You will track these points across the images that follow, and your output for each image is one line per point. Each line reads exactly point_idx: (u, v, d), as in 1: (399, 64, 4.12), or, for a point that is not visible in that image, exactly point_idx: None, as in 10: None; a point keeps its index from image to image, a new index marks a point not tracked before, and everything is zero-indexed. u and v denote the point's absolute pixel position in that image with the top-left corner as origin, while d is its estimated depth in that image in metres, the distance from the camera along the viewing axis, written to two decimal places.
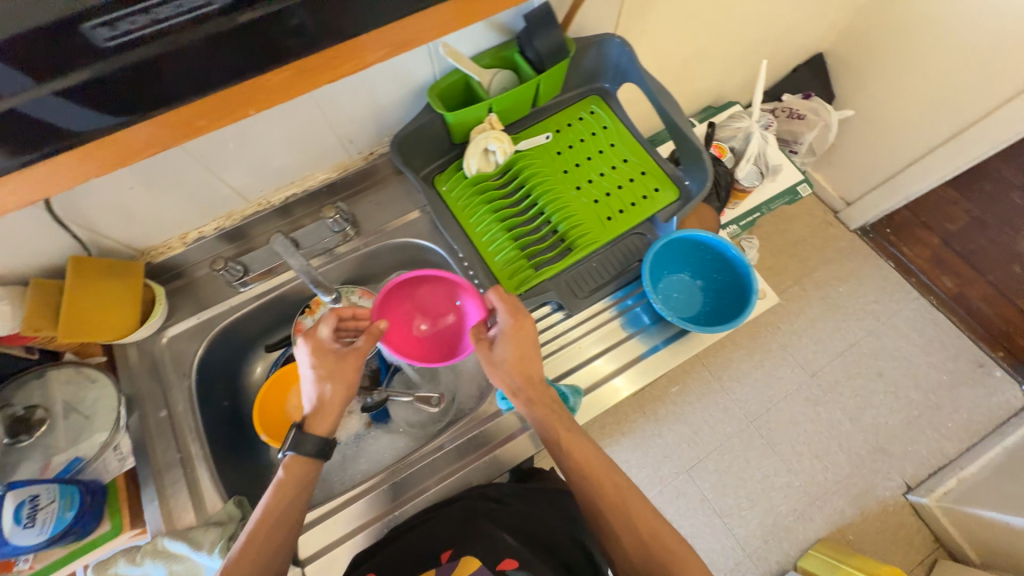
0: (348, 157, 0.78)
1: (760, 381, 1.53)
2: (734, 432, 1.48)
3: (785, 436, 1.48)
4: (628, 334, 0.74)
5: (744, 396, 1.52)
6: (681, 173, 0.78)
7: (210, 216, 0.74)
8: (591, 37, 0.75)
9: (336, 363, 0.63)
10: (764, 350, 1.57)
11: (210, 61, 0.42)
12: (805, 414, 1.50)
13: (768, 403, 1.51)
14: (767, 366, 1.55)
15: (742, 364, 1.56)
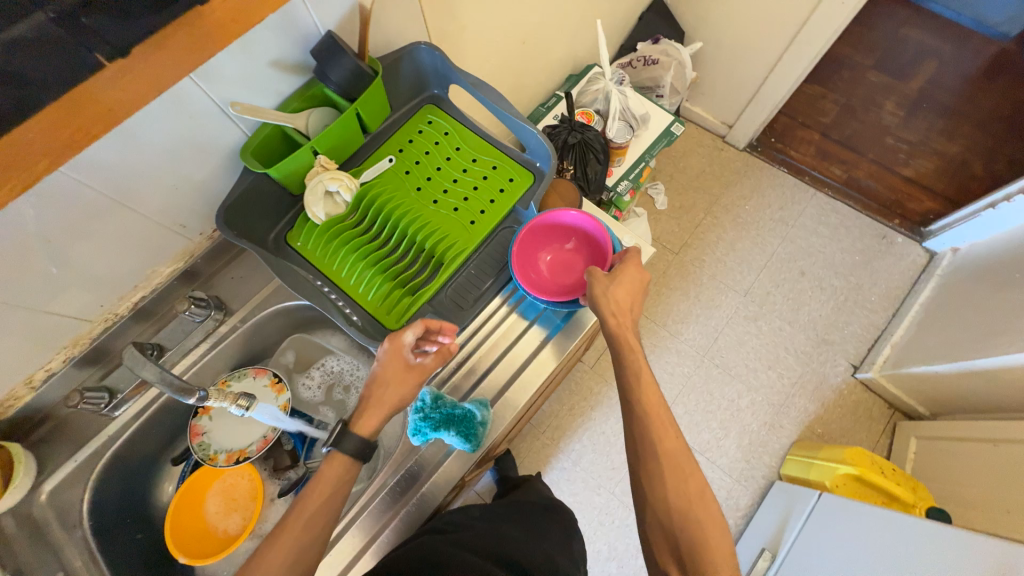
0: (190, 242, 0.72)
1: (702, 315, 1.59)
2: (692, 370, 1.53)
3: (738, 358, 1.54)
4: (527, 323, 0.76)
5: (692, 333, 1.57)
6: (531, 159, 0.78)
7: (51, 350, 0.65)
8: (397, 51, 0.72)
9: (399, 369, 0.63)
10: (697, 285, 1.62)
11: None
12: (749, 331, 1.57)
13: (715, 333, 1.57)
14: (704, 300, 1.60)
15: (680, 305, 1.60)
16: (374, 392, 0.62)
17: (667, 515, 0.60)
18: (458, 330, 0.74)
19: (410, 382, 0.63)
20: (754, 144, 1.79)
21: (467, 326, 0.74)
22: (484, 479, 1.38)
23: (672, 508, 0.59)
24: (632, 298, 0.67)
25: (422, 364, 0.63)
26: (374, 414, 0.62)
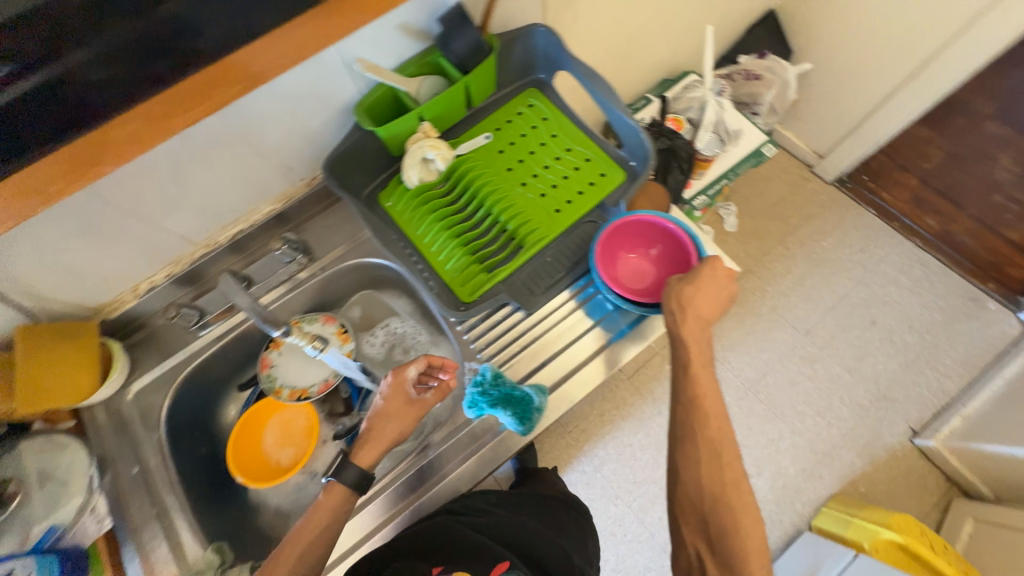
0: (291, 186, 0.77)
1: (755, 348, 1.52)
2: (734, 400, 1.47)
3: (785, 398, 1.47)
4: (590, 323, 0.73)
5: (740, 363, 1.51)
6: (626, 156, 0.76)
7: (159, 264, 0.72)
8: (515, 29, 0.72)
9: (401, 406, 0.66)
10: (754, 315, 1.55)
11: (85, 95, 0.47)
12: (804, 372, 1.49)
13: (766, 368, 1.50)
14: (759, 332, 1.54)
15: (732, 332, 1.54)
16: (376, 426, 0.64)
17: (701, 512, 0.57)
18: (525, 314, 0.73)
19: (410, 415, 0.66)
20: (843, 179, 1.67)
21: (535, 312, 0.72)
22: (506, 466, 1.39)
23: (707, 510, 0.57)
24: (706, 303, 0.63)
25: (423, 401, 0.66)
26: (375, 447, 0.64)
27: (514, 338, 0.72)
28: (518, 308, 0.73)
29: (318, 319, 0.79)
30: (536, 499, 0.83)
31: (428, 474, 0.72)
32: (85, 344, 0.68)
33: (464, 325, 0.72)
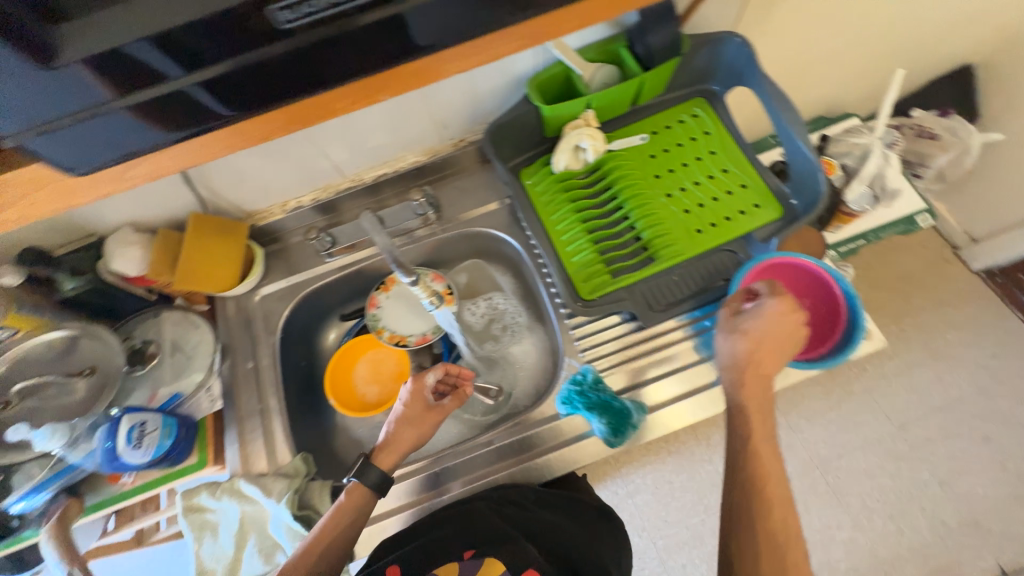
0: (439, 142, 0.80)
1: (835, 425, 1.22)
2: (796, 472, 1.18)
3: (856, 488, 1.16)
4: (698, 358, 0.67)
5: (814, 437, 1.21)
6: (788, 192, 0.70)
7: (310, 187, 0.79)
8: (707, 34, 0.69)
9: (420, 412, 0.65)
10: (844, 390, 1.24)
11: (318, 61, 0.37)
12: (884, 468, 1.17)
13: (841, 449, 1.19)
14: (845, 409, 1.22)
15: (814, 403, 1.24)
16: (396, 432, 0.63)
17: None
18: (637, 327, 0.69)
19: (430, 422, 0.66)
20: (993, 271, 1.36)
21: (649, 328, 0.68)
22: None
23: None
24: (778, 353, 0.58)
25: (440, 405, 0.66)
26: (395, 450, 0.63)
27: (619, 348, 0.68)
28: (631, 319, 0.69)
29: (428, 275, 0.77)
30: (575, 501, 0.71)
31: (458, 468, 0.68)
32: (236, 242, 0.74)
33: (572, 320, 0.71)
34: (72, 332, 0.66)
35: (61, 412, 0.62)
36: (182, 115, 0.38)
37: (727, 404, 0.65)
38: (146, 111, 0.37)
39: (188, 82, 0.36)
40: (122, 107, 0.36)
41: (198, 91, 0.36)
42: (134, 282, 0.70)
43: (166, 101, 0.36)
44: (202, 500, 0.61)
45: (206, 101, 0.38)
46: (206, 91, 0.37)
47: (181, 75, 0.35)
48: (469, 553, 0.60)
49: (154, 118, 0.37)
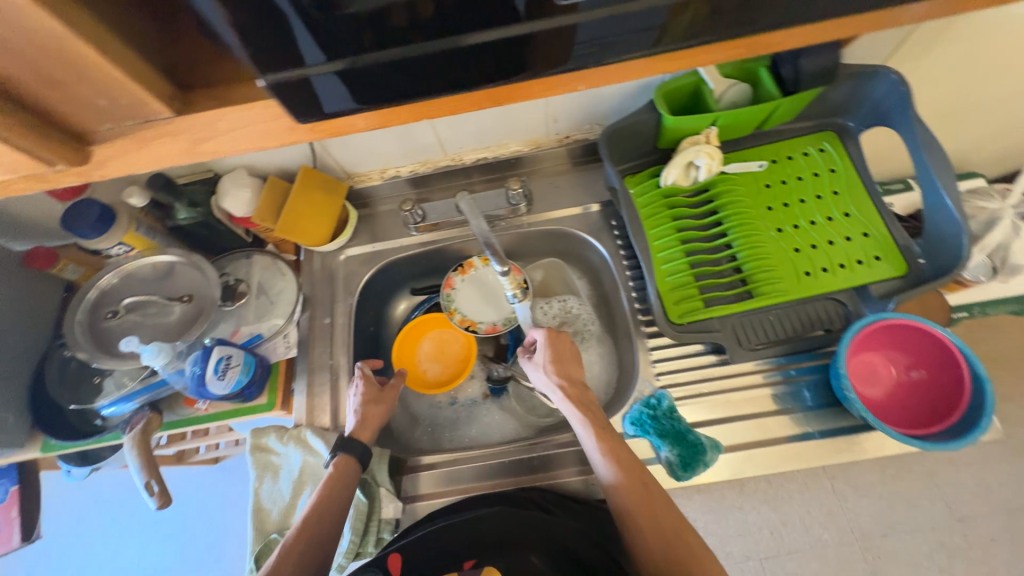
0: (545, 135, 0.79)
1: (885, 501, 1.09)
2: (832, 541, 1.09)
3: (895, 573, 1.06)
4: (780, 409, 0.64)
5: (861, 508, 1.09)
6: (918, 249, 0.64)
7: (411, 159, 0.80)
8: (861, 66, 0.63)
9: (377, 392, 0.67)
10: (898, 463, 1.11)
11: (562, 37, 0.30)
12: (932, 561, 1.06)
13: (887, 528, 1.08)
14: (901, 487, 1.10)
15: (867, 471, 1.11)
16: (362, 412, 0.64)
17: None
18: (719, 360, 0.67)
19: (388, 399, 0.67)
20: None
21: (733, 365, 0.66)
22: None
23: None
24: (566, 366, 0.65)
25: (394, 382, 0.69)
26: (369, 425, 0.64)
27: (698, 380, 0.66)
28: (714, 351, 0.67)
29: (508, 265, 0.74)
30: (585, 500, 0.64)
31: (526, 466, 0.67)
32: (335, 200, 0.76)
33: (651, 339, 0.69)
34: (173, 258, 0.70)
35: (159, 331, 0.66)
36: (390, 84, 0.31)
37: (807, 463, 0.61)
38: (280, 93, 0.30)
39: (325, 71, 0.29)
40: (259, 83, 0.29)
41: (334, 82, 0.30)
42: (237, 222, 0.74)
43: (297, 86, 0.30)
44: (271, 442, 0.65)
45: (339, 94, 0.31)
46: (342, 82, 0.30)
47: (327, 62, 0.29)
48: (470, 562, 0.58)
49: (283, 99, 0.30)
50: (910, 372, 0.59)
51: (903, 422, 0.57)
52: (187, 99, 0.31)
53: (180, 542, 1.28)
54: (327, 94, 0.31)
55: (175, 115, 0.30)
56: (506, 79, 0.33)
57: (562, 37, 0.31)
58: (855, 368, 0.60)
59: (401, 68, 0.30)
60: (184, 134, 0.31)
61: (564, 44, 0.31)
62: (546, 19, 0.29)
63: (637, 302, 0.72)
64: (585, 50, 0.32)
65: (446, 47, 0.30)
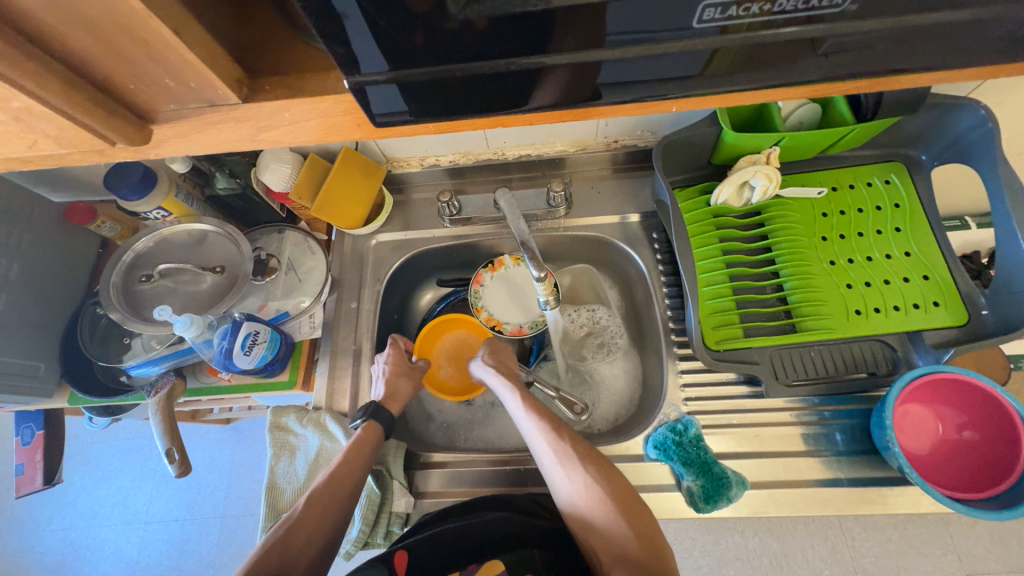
0: (593, 138, 0.76)
1: (894, 545, 1.06)
2: None
3: None
4: (811, 450, 0.62)
5: (867, 549, 1.06)
6: (983, 300, 0.60)
7: (453, 150, 0.77)
8: (947, 97, 0.58)
9: (405, 368, 0.69)
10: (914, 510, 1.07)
11: (663, 64, 0.28)
12: None
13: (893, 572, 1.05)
14: (911, 534, 1.06)
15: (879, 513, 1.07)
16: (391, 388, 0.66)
17: None
18: (752, 392, 0.64)
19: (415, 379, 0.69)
20: None
21: (766, 399, 0.63)
22: None
23: None
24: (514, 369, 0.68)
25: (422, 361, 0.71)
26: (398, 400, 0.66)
27: (728, 410, 0.64)
28: (748, 382, 0.65)
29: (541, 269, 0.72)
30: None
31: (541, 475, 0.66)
32: (373, 185, 0.75)
33: (683, 362, 0.67)
34: (208, 227, 0.70)
35: (190, 300, 0.66)
36: (461, 100, 0.29)
37: (834, 510, 0.59)
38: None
39: (383, 80, 0.27)
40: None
41: (392, 91, 0.28)
42: (273, 196, 0.72)
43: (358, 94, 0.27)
44: (290, 422, 0.65)
45: (395, 104, 0.29)
46: (399, 93, 0.28)
47: (388, 71, 0.27)
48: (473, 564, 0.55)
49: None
50: (962, 433, 0.55)
51: (951, 483, 0.54)
52: (253, 85, 0.29)
53: (189, 494, 1.33)
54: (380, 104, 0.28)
55: (241, 103, 0.29)
56: (585, 100, 0.30)
57: (663, 68, 0.28)
58: (898, 419, 0.58)
59: (463, 82, 0.27)
60: (247, 122, 0.30)
61: (664, 72, 0.28)
62: (636, 42, 0.26)
63: (672, 321, 0.69)
64: (680, 78, 0.29)
65: (520, 62, 0.27)
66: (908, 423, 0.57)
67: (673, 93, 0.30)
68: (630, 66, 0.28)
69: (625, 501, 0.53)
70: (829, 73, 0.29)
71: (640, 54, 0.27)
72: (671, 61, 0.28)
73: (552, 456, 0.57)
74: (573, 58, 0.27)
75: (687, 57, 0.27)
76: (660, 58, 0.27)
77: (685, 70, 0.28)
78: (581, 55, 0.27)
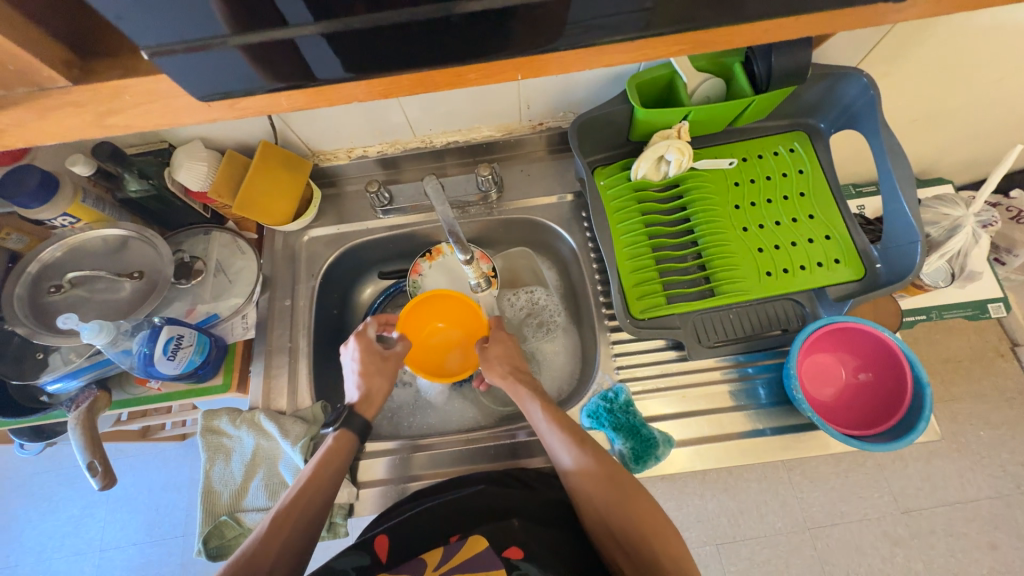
0: (518, 121, 0.77)
1: (838, 493, 1.13)
2: (785, 528, 1.12)
3: (843, 561, 1.09)
4: (734, 405, 0.66)
5: (813, 498, 1.13)
6: (876, 254, 0.65)
7: (379, 139, 0.77)
8: (834, 67, 0.62)
9: (380, 362, 0.66)
10: (854, 458, 1.15)
11: (489, 22, 0.30)
12: (877, 550, 1.09)
13: (838, 517, 1.12)
14: (852, 480, 1.13)
15: (822, 464, 1.15)
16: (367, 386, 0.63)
17: None
18: (678, 356, 0.68)
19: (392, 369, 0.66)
20: None
21: (689, 361, 0.67)
22: None
23: None
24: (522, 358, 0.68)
25: (395, 350, 0.67)
26: (375, 403, 0.64)
27: (657, 377, 0.67)
28: (675, 347, 0.68)
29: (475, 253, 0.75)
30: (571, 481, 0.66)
31: (483, 454, 0.67)
32: (298, 179, 0.74)
33: (613, 333, 0.70)
34: (125, 232, 0.67)
35: (107, 308, 0.63)
36: (363, 56, 0.31)
37: (754, 458, 0.63)
38: (260, 56, 0.30)
39: (311, 32, 0.29)
40: (236, 45, 0.29)
41: (321, 44, 0.30)
42: (193, 197, 0.70)
43: (278, 48, 0.30)
44: (223, 425, 0.64)
45: (328, 60, 0.31)
46: (328, 45, 0.30)
47: (314, 23, 0.29)
48: (456, 537, 0.54)
49: (261, 62, 0.30)
50: (857, 373, 0.61)
51: (852, 421, 0.60)
52: (86, 66, 0.31)
53: (144, 515, 1.27)
54: (211, 68, 0.30)
55: (73, 85, 0.30)
56: (442, 65, 0.32)
57: (481, 30, 0.30)
58: (807, 369, 0.62)
59: (337, 41, 0.30)
60: (86, 105, 0.31)
61: (496, 33, 0.30)
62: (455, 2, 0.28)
63: (602, 295, 0.72)
64: (515, 37, 0.31)
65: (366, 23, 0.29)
66: (814, 374, 0.62)
67: (519, 51, 0.32)
68: (434, 28, 0.30)
69: (641, 509, 0.52)
70: (654, 28, 0.32)
71: (457, 12, 0.29)
72: (497, 20, 0.30)
73: (575, 469, 0.56)
74: (421, 14, 0.29)
75: (480, 21, 0.30)
76: (454, 22, 0.29)
77: (488, 32, 0.30)
78: (406, 14, 0.29)
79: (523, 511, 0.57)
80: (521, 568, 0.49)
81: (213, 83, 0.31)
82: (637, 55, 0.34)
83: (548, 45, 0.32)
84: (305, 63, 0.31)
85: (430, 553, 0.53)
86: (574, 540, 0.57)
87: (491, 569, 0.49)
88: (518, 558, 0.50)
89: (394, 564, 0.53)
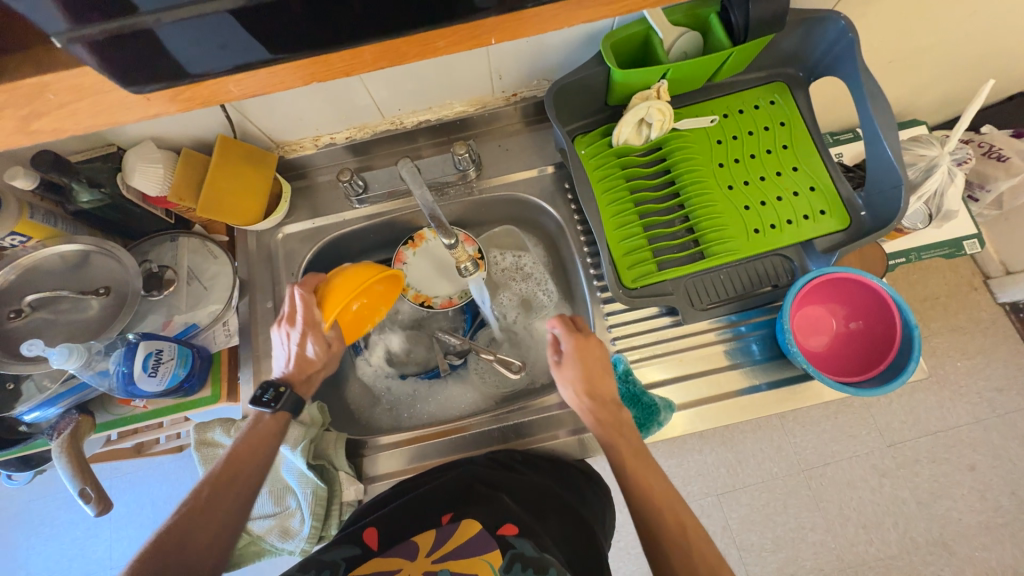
0: (491, 94, 0.73)
1: (829, 434, 1.17)
2: (781, 472, 1.17)
3: (836, 495, 1.14)
4: (730, 364, 0.67)
5: (806, 441, 1.17)
6: (861, 202, 0.64)
7: (346, 125, 0.73)
8: (810, 11, 0.60)
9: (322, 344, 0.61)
10: (843, 400, 1.19)
11: None
12: (866, 481, 1.14)
13: (830, 457, 1.16)
14: (841, 421, 1.18)
15: (812, 408, 1.19)
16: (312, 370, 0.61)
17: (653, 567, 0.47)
18: (673, 322, 0.68)
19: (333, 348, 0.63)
20: None
21: (684, 327, 0.67)
22: None
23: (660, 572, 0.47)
24: (600, 381, 0.58)
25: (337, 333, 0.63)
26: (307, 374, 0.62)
27: (649, 347, 0.67)
28: (669, 313, 0.68)
29: (461, 236, 0.73)
30: (562, 458, 0.65)
31: (485, 440, 0.67)
32: (265, 173, 0.70)
33: (607, 305, 0.69)
34: (85, 246, 0.62)
35: (78, 328, 0.60)
36: (327, 31, 0.28)
37: (753, 413, 0.64)
38: (178, 40, 0.27)
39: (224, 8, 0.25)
40: (159, 29, 0.26)
41: (240, 24, 0.27)
42: (153, 203, 0.65)
43: (199, 30, 0.26)
44: (217, 436, 0.63)
45: (245, 40, 0.28)
46: (241, 23, 0.26)
47: None
48: (449, 516, 0.53)
49: (182, 48, 0.27)
50: (846, 321, 0.63)
51: (842, 367, 0.62)
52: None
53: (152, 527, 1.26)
54: (131, 59, 0.27)
55: None
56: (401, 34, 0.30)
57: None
58: (799, 321, 0.64)
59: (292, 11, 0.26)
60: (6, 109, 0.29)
61: None
62: None
63: (591, 268, 0.72)
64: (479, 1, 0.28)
65: None
66: (806, 326, 0.64)
67: (480, 13, 0.29)
68: None
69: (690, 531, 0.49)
70: None
71: None
72: None
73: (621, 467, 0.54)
74: None
75: None
76: None
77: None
78: None
79: (514, 489, 0.57)
80: (516, 547, 0.48)
81: (130, 78, 0.28)
82: (595, 8, 0.32)
83: (519, 3, 0.29)
84: (242, 46, 0.28)
85: (422, 535, 0.51)
86: (567, 522, 0.56)
87: (486, 550, 0.48)
88: (513, 534, 0.49)
89: (385, 549, 0.51)
